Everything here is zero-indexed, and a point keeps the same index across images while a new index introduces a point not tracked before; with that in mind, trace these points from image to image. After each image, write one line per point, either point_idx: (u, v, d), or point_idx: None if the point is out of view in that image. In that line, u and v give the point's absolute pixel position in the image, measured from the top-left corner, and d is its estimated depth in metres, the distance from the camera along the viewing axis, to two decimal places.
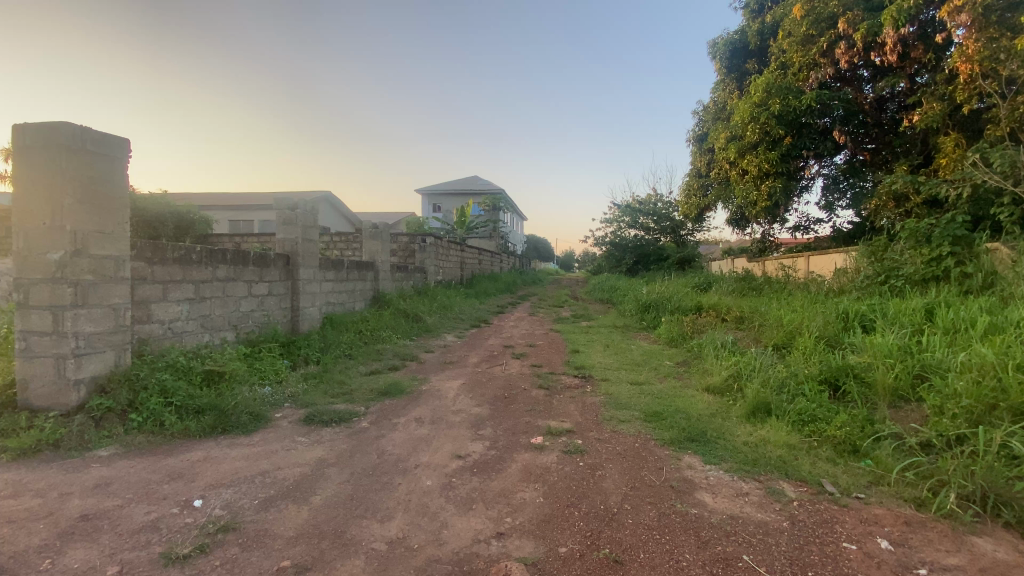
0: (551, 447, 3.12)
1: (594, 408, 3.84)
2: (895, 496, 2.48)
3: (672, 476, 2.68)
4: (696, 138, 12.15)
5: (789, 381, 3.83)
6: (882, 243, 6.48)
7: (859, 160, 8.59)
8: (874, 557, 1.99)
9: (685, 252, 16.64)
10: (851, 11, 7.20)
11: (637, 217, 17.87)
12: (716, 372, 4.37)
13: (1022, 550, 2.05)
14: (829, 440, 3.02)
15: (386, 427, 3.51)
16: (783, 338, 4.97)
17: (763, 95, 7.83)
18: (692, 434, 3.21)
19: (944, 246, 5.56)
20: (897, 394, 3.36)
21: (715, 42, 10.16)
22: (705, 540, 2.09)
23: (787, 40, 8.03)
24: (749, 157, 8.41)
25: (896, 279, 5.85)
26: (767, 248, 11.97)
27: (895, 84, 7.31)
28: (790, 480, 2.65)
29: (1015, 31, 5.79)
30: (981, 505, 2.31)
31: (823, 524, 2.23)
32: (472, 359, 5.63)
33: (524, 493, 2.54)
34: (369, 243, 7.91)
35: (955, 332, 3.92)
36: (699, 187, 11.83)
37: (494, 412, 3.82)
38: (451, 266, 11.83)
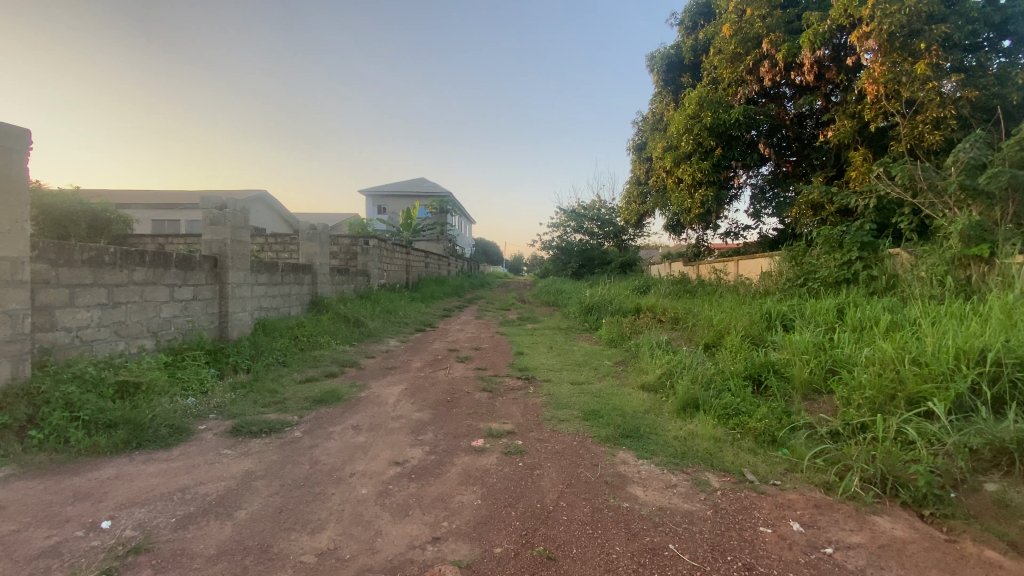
0: (491, 449, 3.13)
1: (535, 409, 3.88)
2: (807, 482, 2.67)
3: (607, 472, 2.77)
4: (635, 147, 12.65)
5: (717, 377, 4.06)
6: (801, 248, 6.99)
7: (782, 171, 9.27)
8: (786, 538, 2.14)
9: (627, 256, 17.27)
10: (773, 32, 7.75)
11: (582, 222, 18.35)
12: (651, 370, 4.55)
13: (915, 527, 2.26)
14: (751, 432, 3.22)
15: (320, 436, 3.38)
16: (712, 337, 5.28)
17: (695, 108, 8.26)
18: (627, 430, 3.33)
19: (853, 251, 6.07)
20: (812, 387, 3.65)
21: (653, 55, 10.63)
22: (635, 531, 2.17)
23: (717, 57, 8.52)
24: (683, 166, 8.87)
25: (813, 281, 6.39)
26: (702, 253, 12.63)
27: (812, 102, 7.92)
28: (715, 471, 2.80)
29: (915, 56, 6.42)
30: (882, 486, 2.54)
31: (742, 511, 2.37)
32: (416, 363, 5.55)
33: (462, 496, 2.53)
34: (306, 245, 7.63)
35: (861, 329, 4.31)
36: (639, 194, 12.31)
37: (436, 417, 3.78)
38: (396, 269, 11.61)
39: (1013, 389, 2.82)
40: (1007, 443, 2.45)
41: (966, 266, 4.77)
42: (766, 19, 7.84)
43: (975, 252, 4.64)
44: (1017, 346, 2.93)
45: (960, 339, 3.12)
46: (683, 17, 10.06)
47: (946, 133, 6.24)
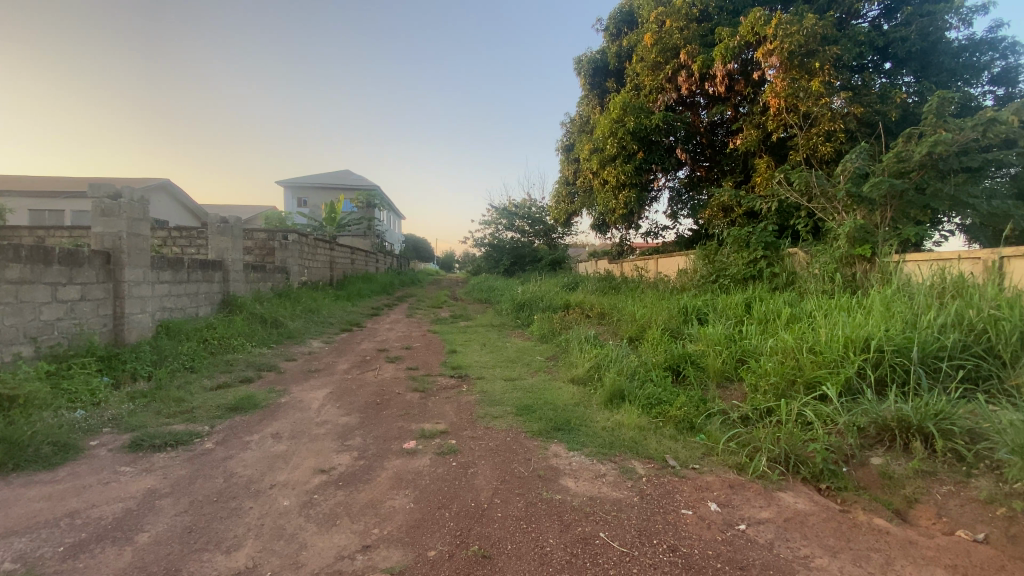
0: (423, 450, 3.06)
1: (469, 407, 3.86)
2: (722, 464, 2.88)
3: (540, 466, 2.81)
4: (563, 147, 12.96)
5: (640, 369, 4.26)
6: (714, 247, 7.54)
7: (697, 175, 9.93)
8: (705, 519, 2.29)
9: (556, 254, 17.71)
10: (689, 44, 8.24)
11: (513, 220, 18.49)
12: (581, 364, 4.68)
13: (814, 500, 2.51)
14: (671, 419, 3.41)
15: (236, 447, 3.13)
16: (636, 331, 5.55)
17: (619, 112, 8.60)
18: (558, 423, 3.40)
19: (759, 251, 6.64)
20: (724, 375, 3.95)
21: (580, 58, 10.93)
22: (567, 523, 2.22)
23: (639, 64, 8.93)
24: (609, 168, 9.24)
25: (724, 278, 6.93)
26: (625, 251, 13.26)
27: (723, 112, 8.53)
28: (641, 459, 2.93)
29: (811, 74, 7.10)
30: (785, 464, 2.79)
31: (665, 495, 2.51)
32: (342, 365, 5.31)
33: (393, 501, 2.45)
34: (216, 240, 7.05)
35: (765, 321, 4.72)
36: (567, 194, 12.65)
37: (364, 420, 3.63)
38: (319, 266, 11.06)
39: (893, 372, 3.20)
40: (888, 421, 2.79)
41: (852, 265, 5.37)
42: (683, 32, 8.32)
43: (859, 252, 5.23)
44: (894, 335, 3.33)
45: (849, 329, 3.48)
46: (608, 23, 10.43)
47: (836, 145, 6.97)
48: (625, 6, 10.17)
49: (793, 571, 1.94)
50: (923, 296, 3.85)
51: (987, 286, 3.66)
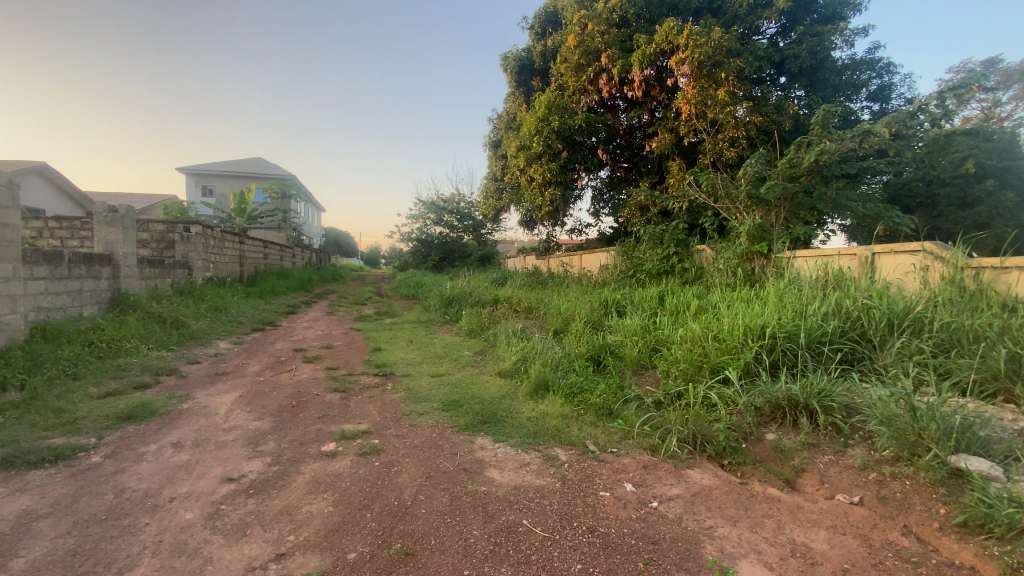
0: (344, 451, 2.94)
1: (393, 405, 3.77)
2: (637, 446, 3.06)
3: (465, 459, 2.81)
4: (491, 143, 13.01)
5: (564, 360, 4.40)
6: (632, 243, 7.96)
7: (617, 175, 10.40)
8: (622, 499, 2.41)
9: (485, 250, 17.77)
10: (610, 48, 8.56)
11: (441, 214, 18.16)
12: (507, 357, 4.73)
13: (717, 474, 2.74)
14: (592, 406, 3.55)
15: (129, 459, 2.83)
16: (561, 324, 5.71)
17: (544, 111, 8.78)
18: (484, 416, 3.42)
19: (672, 247, 7.10)
20: (640, 363, 4.21)
21: (506, 55, 11.00)
22: (492, 513, 2.24)
23: (564, 65, 9.16)
24: (535, 166, 9.42)
25: (641, 273, 7.33)
26: (551, 247, 13.62)
27: (641, 116, 8.99)
28: (563, 446, 3.03)
29: (718, 84, 7.64)
30: (693, 444, 3.00)
31: (585, 479, 2.62)
32: (254, 367, 4.96)
33: (310, 506, 2.34)
34: (103, 231, 6.31)
35: (676, 313, 5.08)
36: (494, 189, 12.72)
37: (278, 424, 3.43)
38: (227, 261, 10.24)
39: (784, 356, 3.56)
40: (780, 400, 3.10)
41: (752, 260, 5.88)
42: (604, 36, 8.63)
43: (757, 248, 5.76)
44: (785, 323, 3.69)
45: (747, 319, 3.82)
46: (534, 22, 10.58)
47: (738, 151, 7.59)
48: (550, 6, 10.37)
49: (699, 542, 2.10)
50: (810, 289, 4.30)
51: (861, 279, 4.17)
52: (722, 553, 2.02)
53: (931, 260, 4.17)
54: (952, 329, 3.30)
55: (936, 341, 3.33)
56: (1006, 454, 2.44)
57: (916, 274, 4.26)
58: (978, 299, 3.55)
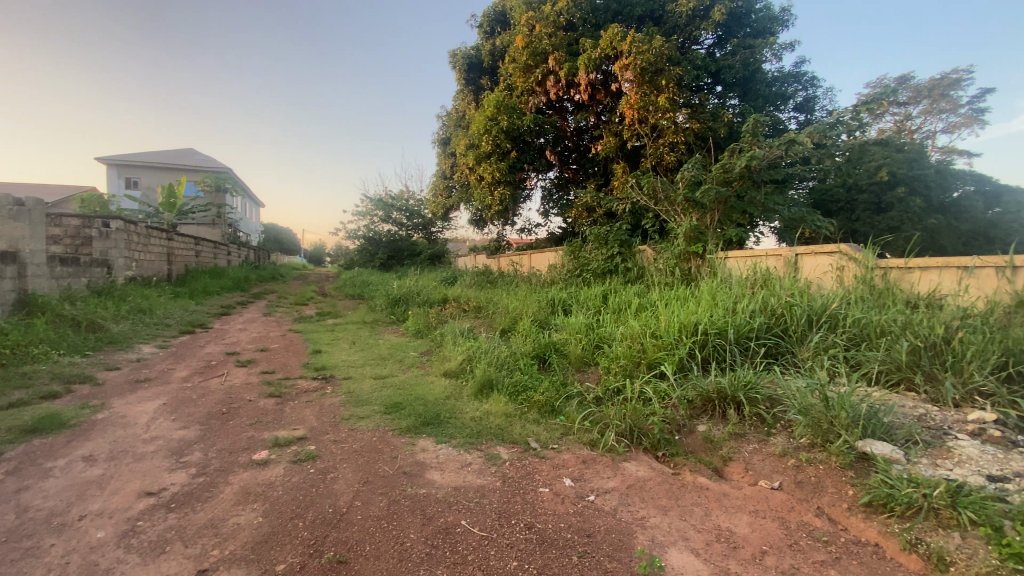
0: (277, 459, 2.82)
1: (332, 409, 3.65)
2: (577, 442, 3.13)
3: (406, 462, 2.77)
4: (440, 140, 12.87)
5: (509, 358, 4.42)
6: (579, 243, 8.13)
7: (565, 176, 10.60)
8: (560, 495, 2.46)
9: (435, 249, 17.57)
10: (557, 51, 8.68)
11: (389, 211, 17.77)
12: (453, 357, 4.70)
13: (652, 466, 2.85)
14: (535, 404, 3.60)
15: (33, 476, 2.58)
16: (508, 323, 5.74)
17: (493, 110, 8.78)
18: (427, 418, 3.38)
19: (616, 248, 7.31)
20: (583, 360, 4.32)
21: (455, 52, 10.92)
22: (430, 515, 2.22)
23: (512, 65, 9.20)
24: (483, 165, 9.41)
25: (586, 272, 7.50)
26: (501, 247, 13.67)
27: (587, 118, 9.18)
28: (505, 444, 3.05)
29: (659, 90, 7.92)
30: (630, 437, 3.11)
31: (526, 476, 2.65)
32: (181, 372, 4.65)
33: (238, 517, 2.23)
34: (6, 226, 5.65)
35: (619, 311, 5.24)
36: (444, 187, 12.60)
37: (206, 432, 3.24)
38: (153, 259, 9.54)
39: (715, 351, 3.75)
40: (710, 393, 3.27)
41: (688, 260, 6.16)
42: (551, 38, 8.74)
43: (693, 249, 6.04)
44: (716, 319, 3.89)
45: (683, 316, 4.00)
46: (482, 21, 10.57)
47: (678, 156, 7.92)
48: (498, 6, 10.39)
49: (632, 532, 2.17)
50: (740, 287, 4.55)
51: (785, 278, 4.47)
52: (652, 542, 2.11)
53: (846, 261, 4.52)
54: (862, 324, 3.60)
55: (848, 335, 3.61)
56: (905, 438, 2.68)
57: (833, 273, 4.61)
58: (885, 296, 3.88)
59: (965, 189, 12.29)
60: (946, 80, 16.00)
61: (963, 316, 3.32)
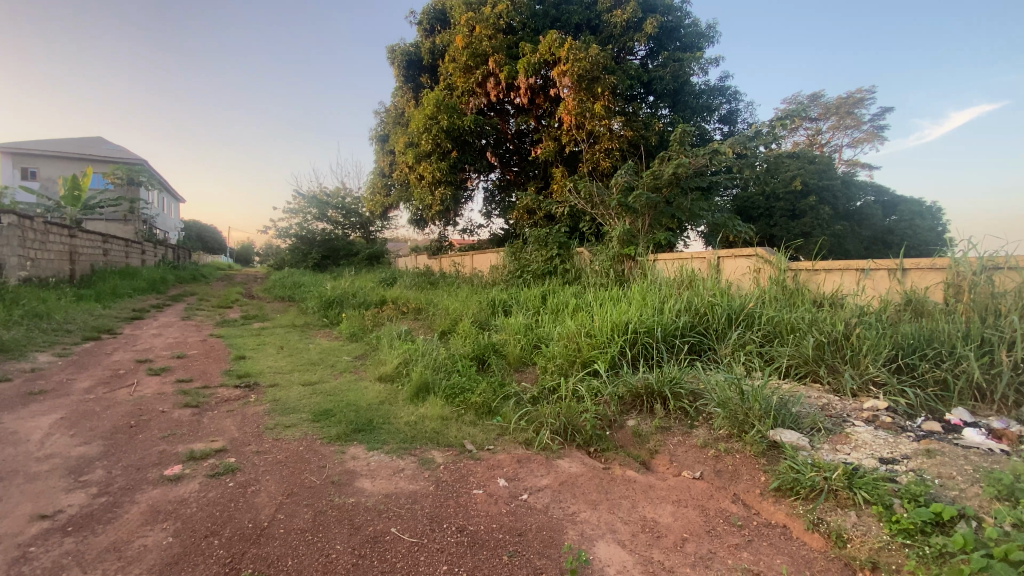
0: (192, 474, 2.63)
1: (256, 419, 3.46)
2: (513, 442, 3.16)
3: (334, 471, 2.67)
4: (378, 137, 12.56)
5: (447, 361, 4.39)
6: (519, 245, 8.21)
7: (506, 178, 10.68)
8: (494, 496, 2.47)
9: (373, 248, 17.12)
10: (497, 53, 8.71)
11: (324, 209, 17.10)
12: (388, 361, 4.59)
13: (584, 462, 2.94)
14: (472, 406, 3.59)
15: None
16: (448, 324, 5.68)
17: (433, 109, 8.69)
18: (359, 424, 3.29)
19: (555, 249, 7.45)
20: (522, 361, 4.37)
21: (393, 48, 10.70)
22: (358, 525, 2.16)
23: (452, 65, 9.15)
24: (423, 164, 9.29)
25: (527, 273, 7.59)
26: (443, 247, 13.55)
27: (527, 122, 9.30)
28: (440, 448, 3.03)
29: (596, 97, 8.17)
30: (564, 435, 3.19)
31: (459, 479, 2.64)
32: (82, 383, 4.22)
33: (146, 538, 2.06)
34: None
35: (557, 311, 5.35)
36: (382, 185, 12.31)
37: (111, 448, 2.96)
38: (51, 258, 8.60)
39: (645, 349, 3.92)
40: (640, 390, 3.42)
41: (622, 262, 6.38)
42: (491, 40, 8.77)
43: (627, 251, 6.28)
44: (646, 319, 4.07)
45: (616, 316, 4.15)
46: (422, 17, 10.42)
47: (613, 161, 8.22)
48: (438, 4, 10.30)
49: (562, 528, 2.23)
50: (669, 288, 4.79)
51: (709, 279, 4.75)
52: (582, 536, 2.17)
53: (762, 263, 4.87)
54: (775, 321, 3.89)
55: (763, 332, 3.90)
56: (811, 426, 2.92)
57: (751, 274, 4.95)
58: (794, 296, 4.22)
59: (865, 199, 13.56)
60: (851, 99, 17.62)
61: (860, 314, 3.67)
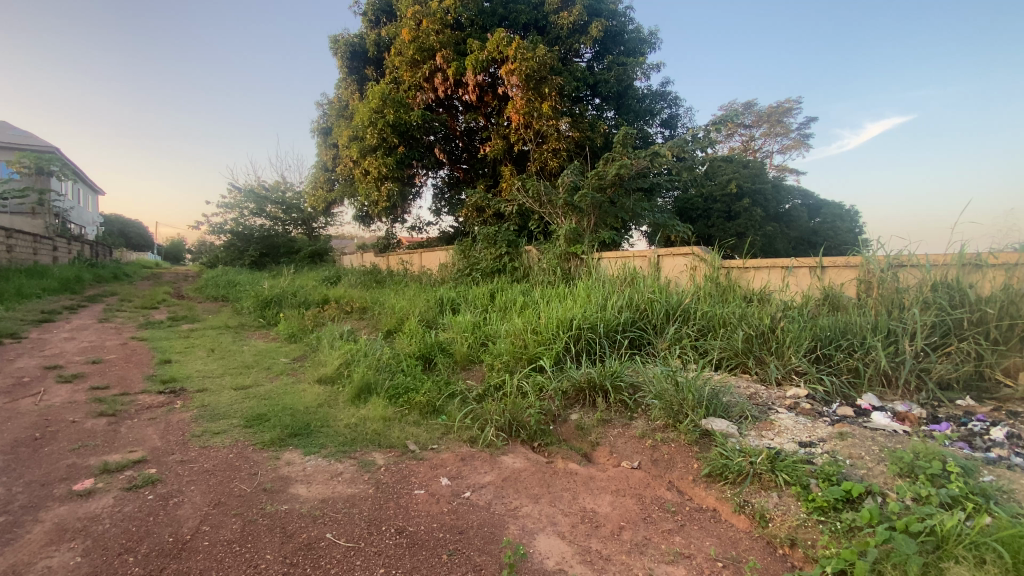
0: (106, 488, 2.43)
1: (181, 426, 3.24)
2: (457, 440, 3.14)
3: (267, 478, 2.55)
4: (320, 130, 12.10)
5: (392, 360, 4.30)
6: (468, 242, 8.17)
7: (456, 175, 10.60)
8: (436, 495, 2.45)
9: (316, 246, 16.49)
10: (444, 49, 8.62)
11: (263, 204, 16.30)
12: (329, 362, 4.43)
13: (527, 457, 2.97)
14: (416, 406, 3.54)
15: None
16: (393, 323, 5.57)
17: (378, 103, 8.48)
18: (295, 428, 3.16)
19: (504, 247, 7.47)
20: (469, 359, 4.35)
21: (336, 38, 10.35)
22: (291, 532, 2.08)
23: (398, 58, 8.98)
24: (369, 159, 9.04)
25: (476, 271, 7.58)
26: (390, 244, 13.27)
27: (476, 119, 9.27)
28: (382, 450, 2.96)
29: (543, 97, 8.26)
30: (509, 431, 3.21)
31: (401, 480, 2.59)
32: None
33: (49, 559, 1.88)
34: None
35: (505, 308, 5.37)
36: (325, 180, 11.88)
37: (9, 464, 2.68)
38: None
39: (588, 344, 4.01)
40: (583, 384, 3.49)
41: (569, 260, 6.49)
42: (439, 35, 8.67)
43: (573, 249, 6.39)
44: (589, 315, 4.17)
45: (561, 313, 4.22)
46: (367, 8, 10.14)
47: (560, 161, 8.34)
48: None
49: (503, 524, 2.24)
50: (612, 285, 4.93)
51: (650, 277, 4.92)
52: (523, 531, 2.20)
53: (698, 261, 5.11)
54: (709, 316, 4.09)
55: (698, 326, 4.09)
56: (739, 414, 3.09)
57: (688, 272, 5.19)
58: (727, 293, 4.46)
59: (793, 202, 14.50)
60: (781, 108, 18.84)
61: (784, 309, 3.92)
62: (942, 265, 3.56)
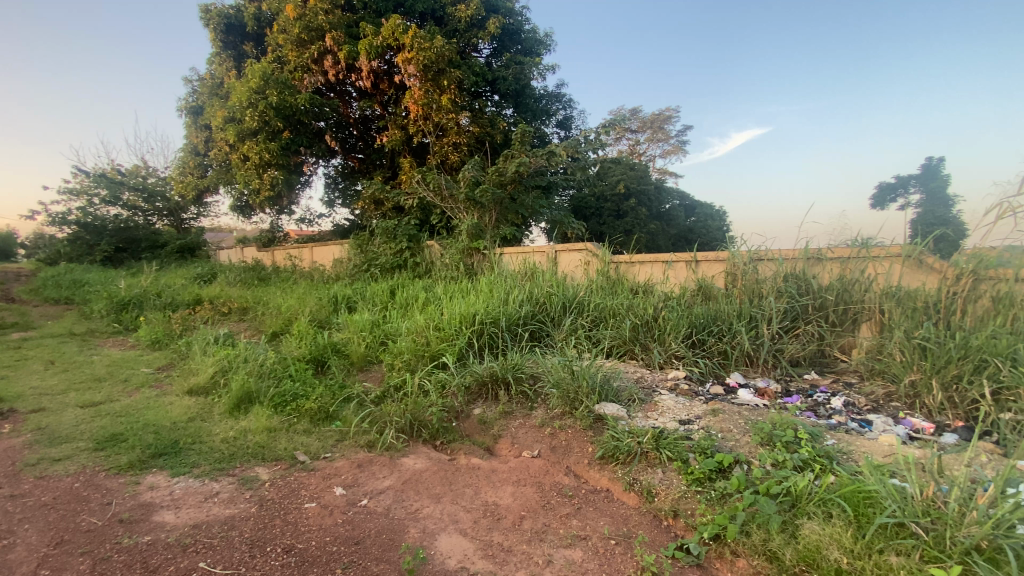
0: None
1: (7, 455, 2.69)
2: (353, 446, 2.98)
3: (124, 507, 2.21)
4: (189, 109, 10.77)
5: (278, 364, 3.96)
6: (365, 236, 7.79)
7: (350, 165, 10.04)
8: (330, 507, 2.30)
9: (187, 240, 14.68)
10: (335, 30, 8.14)
11: (117, 191, 14.11)
12: (202, 369, 3.96)
13: (429, 456, 2.91)
14: (306, 413, 3.29)
15: None
16: (280, 325, 5.13)
17: (259, 82, 7.76)
18: (160, 448, 2.78)
19: (404, 242, 7.23)
20: (367, 359, 4.16)
21: (207, 7, 9.28)
22: (154, 567, 1.82)
23: (282, 36, 8.31)
24: (249, 143, 8.24)
25: (374, 266, 7.28)
26: (277, 239, 12.24)
27: (371, 107, 8.86)
28: (266, 464, 2.71)
29: (442, 89, 8.14)
30: (409, 431, 3.11)
31: (289, 494, 2.39)
32: None
33: None
34: None
35: (405, 305, 5.21)
36: (196, 165, 10.62)
37: None
38: None
39: (490, 339, 4.03)
40: (485, 378, 3.51)
41: (471, 255, 6.47)
42: (328, 16, 8.16)
43: (475, 245, 6.38)
44: (491, 309, 4.19)
45: (463, 308, 4.19)
46: None
47: (460, 155, 8.27)
48: None
49: (403, 528, 2.17)
50: (513, 280, 5.01)
51: (548, 271, 5.09)
52: (424, 533, 2.14)
53: (592, 257, 5.38)
54: (601, 308, 4.33)
55: (591, 317, 4.31)
56: (628, 397, 3.31)
57: (582, 266, 5.44)
58: (617, 285, 4.75)
59: (672, 203, 15.89)
60: (661, 116, 20.52)
61: (666, 300, 4.27)
62: (792, 259, 4.11)
